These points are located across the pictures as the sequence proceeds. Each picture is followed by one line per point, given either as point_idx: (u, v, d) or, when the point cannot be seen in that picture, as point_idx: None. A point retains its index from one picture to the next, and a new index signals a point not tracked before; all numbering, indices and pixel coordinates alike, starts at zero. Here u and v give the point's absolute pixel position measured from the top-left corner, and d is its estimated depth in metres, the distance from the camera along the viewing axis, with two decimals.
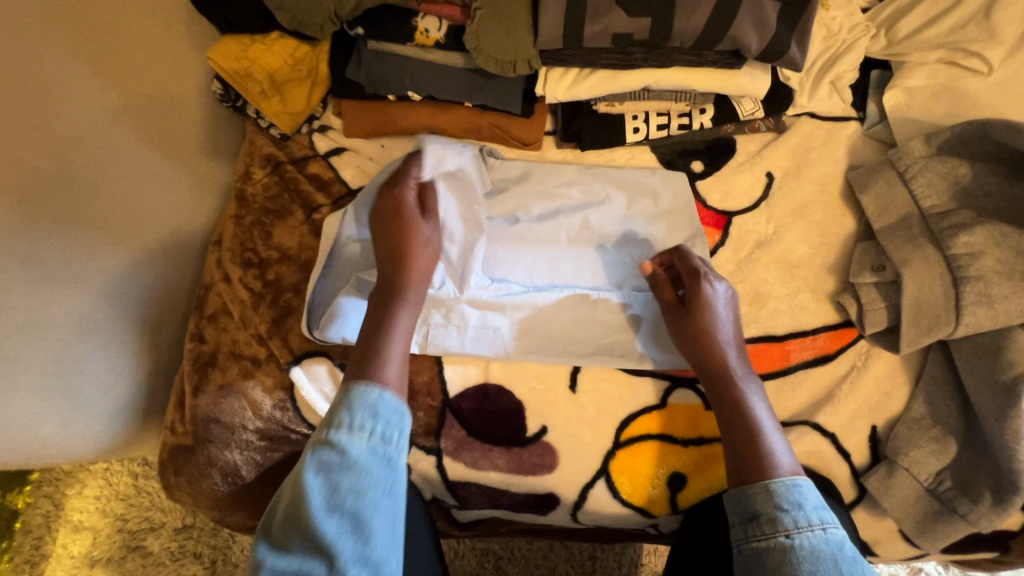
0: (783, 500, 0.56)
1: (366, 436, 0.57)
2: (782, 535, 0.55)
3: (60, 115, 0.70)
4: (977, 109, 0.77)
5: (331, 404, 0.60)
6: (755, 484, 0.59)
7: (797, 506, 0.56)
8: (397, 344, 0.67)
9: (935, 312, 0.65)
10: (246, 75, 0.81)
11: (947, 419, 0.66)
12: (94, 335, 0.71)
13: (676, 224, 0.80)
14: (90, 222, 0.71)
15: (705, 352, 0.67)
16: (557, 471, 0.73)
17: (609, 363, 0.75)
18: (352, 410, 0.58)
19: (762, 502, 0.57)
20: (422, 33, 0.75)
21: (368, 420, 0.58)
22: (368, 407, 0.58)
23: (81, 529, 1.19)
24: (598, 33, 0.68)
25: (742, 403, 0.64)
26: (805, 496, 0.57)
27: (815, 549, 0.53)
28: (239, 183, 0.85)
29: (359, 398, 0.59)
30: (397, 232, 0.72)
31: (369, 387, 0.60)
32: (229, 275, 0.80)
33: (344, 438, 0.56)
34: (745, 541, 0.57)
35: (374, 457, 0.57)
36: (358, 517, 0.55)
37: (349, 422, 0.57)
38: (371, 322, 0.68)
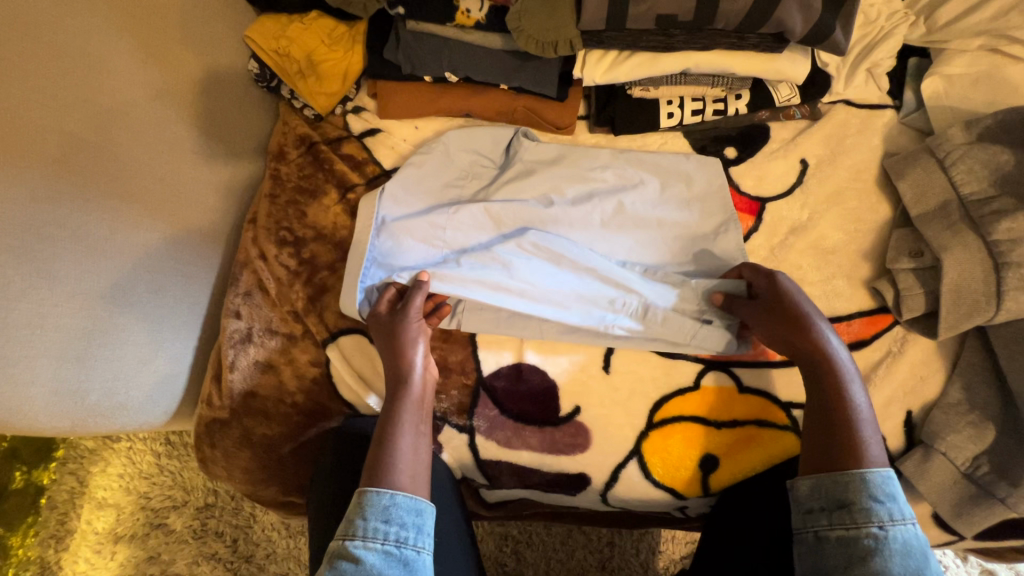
0: (877, 491, 0.57)
1: (381, 540, 0.57)
2: (875, 526, 0.55)
3: (102, 89, 0.71)
4: (1018, 97, 0.76)
5: (346, 511, 0.59)
6: (850, 471, 0.58)
7: (892, 499, 0.56)
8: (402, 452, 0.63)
9: (974, 297, 0.65)
10: (285, 54, 0.82)
11: (984, 404, 0.66)
12: (133, 308, 0.71)
13: (710, 208, 0.79)
14: (133, 194, 0.73)
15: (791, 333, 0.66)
16: (590, 451, 0.73)
17: (647, 345, 0.75)
18: (366, 517, 0.58)
19: (856, 491, 0.57)
20: (464, 12, 0.75)
21: (384, 526, 0.58)
22: (382, 512, 0.58)
23: (104, 506, 1.20)
24: (642, 14, 0.68)
25: (840, 393, 0.62)
26: (897, 489, 0.57)
27: (907, 543, 0.54)
28: (274, 163, 0.86)
29: (371, 502, 0.59)
30: (389, 342, 0.70)
31: (381, 491, 0.59)
32: (265, 253, 0.80)
33: (362, 548, 0.56)
34: (832, 527, 0.57)
35: (393, 561, 0.56)
36: None
37: (364, 530, 0.57)
38: (376, 432, 0.65)
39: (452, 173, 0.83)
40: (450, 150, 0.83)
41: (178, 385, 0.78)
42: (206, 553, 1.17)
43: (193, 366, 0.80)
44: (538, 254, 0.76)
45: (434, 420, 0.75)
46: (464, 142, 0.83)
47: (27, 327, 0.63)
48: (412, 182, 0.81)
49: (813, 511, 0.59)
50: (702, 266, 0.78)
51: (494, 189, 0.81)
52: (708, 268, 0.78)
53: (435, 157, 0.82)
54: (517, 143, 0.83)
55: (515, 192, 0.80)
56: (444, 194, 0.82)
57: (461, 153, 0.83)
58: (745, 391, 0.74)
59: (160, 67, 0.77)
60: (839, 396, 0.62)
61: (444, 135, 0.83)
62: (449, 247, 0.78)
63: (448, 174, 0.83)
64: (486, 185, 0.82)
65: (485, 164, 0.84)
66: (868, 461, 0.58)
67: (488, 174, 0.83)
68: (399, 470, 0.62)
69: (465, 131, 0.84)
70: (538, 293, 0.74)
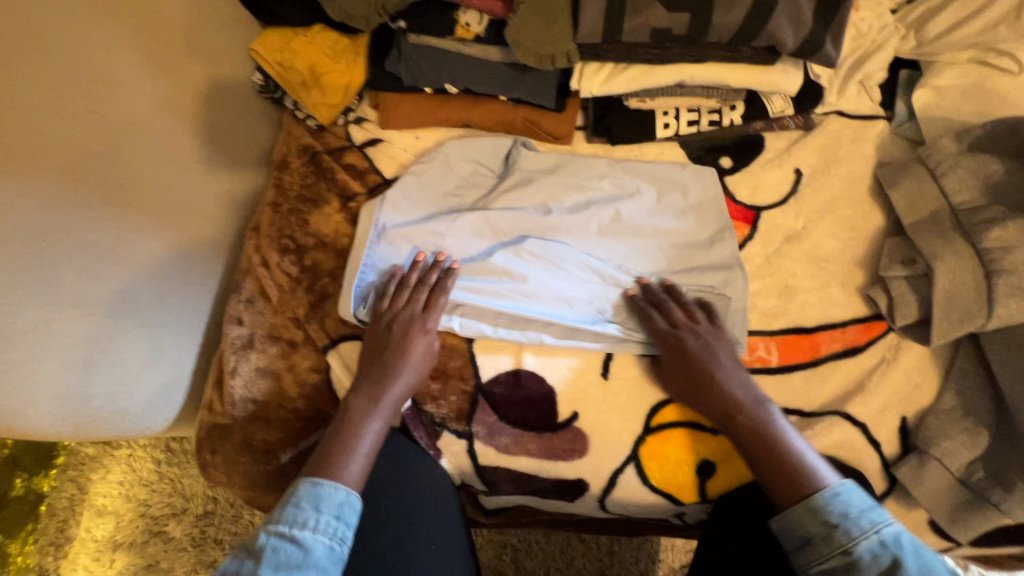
0: (830, 515, 0.57)
1: (329, 534, 0.58)
2: (841, 552, 0.56)
3: (112, 102, 0.73)
4: (1008, 108, 0.78)
5: (292, 494, 0.60)
6: (797, 506, 0.59)
7: (845, 517, 0.56)
8: (373, 428, 0.68)
9: (966, 305, 0.66)
10: (289, 66, 0.84)
11: (978, 410, 0.66)
12: (136, 313, 0.73)
13: (706, 216, 0.80)
14: (137, 203, 0.74)
15: (703, 392, 0.68)
16: (587, 457, 0.74)
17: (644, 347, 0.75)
18: (318, 509, 0.59)
19: (810, 523, 0.58)
20: (463, 26, 0.78)
21: (332, 521, 0.59)
22: (333, 507, 0.60)
23: (104, 513, 1.21)
24: (637, 27, 0.70)
25: (756, 430, 0.64)
26: (849, 503, 0.58)
27: (877, 558, 0.54)
28: (277, 172, 0.87)
29: (327, 495, 0.60)
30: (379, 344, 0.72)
31: (336, 486, 0.61)
32: (267, 260, 0.82)
33: (308, 536, 0.57)
34: (815, 566, 0.57)
35: (330, 559, 0.57)
36: None
37: (313, 521, 0.58)
38: (334, 430, 0.68)
39: (451, 181, 0.84)
40: (450, 160, 0.85)
41: (182, 390, 0.79)
42: (204, 561, 1.17)
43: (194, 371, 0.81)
44: (532, 259, 0.78)
45: (433, 426, 0.76)
46: (464, 152, 0.85)
47: (34, 332, 0.64)
48: (411, 190, 0.82)
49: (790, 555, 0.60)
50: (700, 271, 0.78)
51: (493, 197, 0.82)
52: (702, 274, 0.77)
53: (435, 167, 0.84)
54: (516, 153, 0.85)
55: (512, 199, 0.81)
56: (444, 203, 0.83)
57: (461, 162, 0.85)
58: None
59: (167, 80, 0.79)
60: (747, 428, 0.65)
61: (444, 145, 0.85)
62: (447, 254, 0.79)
63: (448, 182, 0.84)
64: (485, 194, 0.84)
65: (483, 173, 0.85)
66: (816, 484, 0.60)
67: (487, 183, 0.85)
68: (365, 438, 0.67)
69: (464, 141, 0.85)
70: (528, 296, 0.76)
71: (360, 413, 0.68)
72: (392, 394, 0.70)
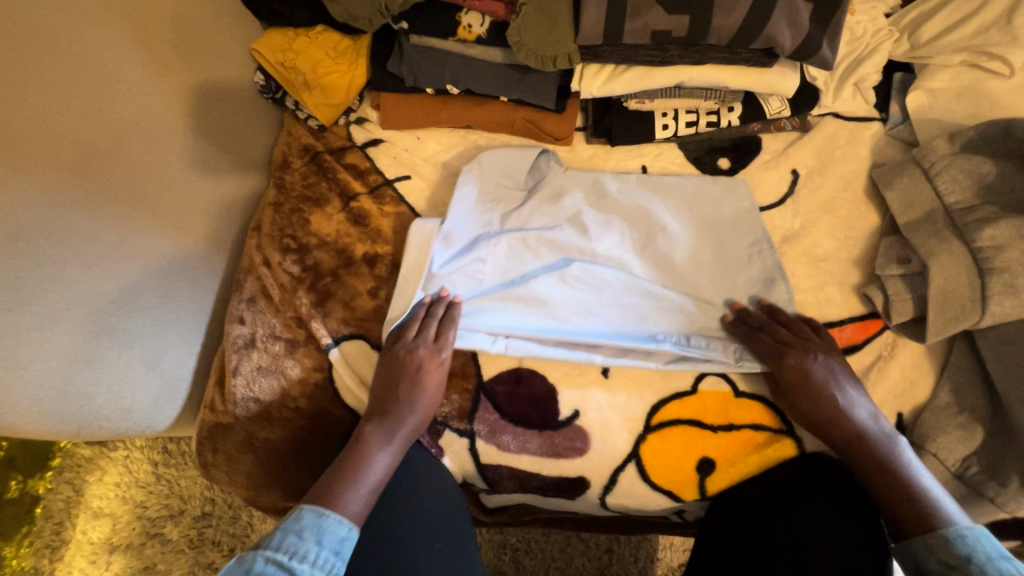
0: (951, 554, 0.58)
1: (325, 569, 0.57)
2: None
3: (115, 99, 0.73)
4: (1000, 111, 0.79)
5: (297, 521, 0.60)
6: (921, 538, 0.61)
7: (964, 561, 0.56)
8: (382, 460, 0.69)
9: (961, 302, 0.67)
10: (290, 66, 0.85)
11: (973, 406, 0.67)
12: (140, 311, 0.72)
13: (739, 231, 0.80)
14: (140, 200, 0.74)
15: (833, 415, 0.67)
16: (588, 454, 0.75)
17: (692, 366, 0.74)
18: (320, 542, 0.59)
19: (928, 559, 0.60)
20: (465, 28, 0.77)
21: (329, 555, 0.59)
22: (334, 541, 0.60)
23: (100, 515, 1.20)
24: (637, 29, 0.71)
25: (877, 459, 0.65)
26: (973, 547, 0.56)
27: None
28: (278, 172, 0.88)
29: (330, 530, 0.60)
30: (395, 374, 0.72)
31: (341, 520, 0.62)
32: (270, 260, 0.82)
33: (305, 568, 0.56)
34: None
35: None
36: None
37: (312, 554, 0.58)
38: (345, 457, 0.69)
39: (491, 199, 0.83)
40: (489, 179, 0.84)
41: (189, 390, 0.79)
42: (202, 563, 1.16)
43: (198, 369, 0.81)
44: (576, 283, 0.78)
45: (436, 425, 0.77)
46: (498, 169, 0.84)
47: (39, 329, 0.64)
48: (458, 210, 0.81)
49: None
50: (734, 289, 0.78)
51: (530, 214, 0.81)
52: (738, 289, 0.78)
53: (471, 183, 0.83)
54: (545, 165, 0.85)
55: (549, 217, 0.81)
56: (485, 224, 0.82)
57: (497, 182, 0.84)
58: (741, 396, 0.75)
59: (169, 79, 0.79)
60: (876, 456, 0.66)
61: (472, 162, 0.84)
62: (491, 278, 0.79)
63: (489, 201, 0.83)
64: (519, 207, 0.83)
65: (510, 186, 0.84)
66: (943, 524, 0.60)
67: (517, 198, 0.84)
68: (373, 471, 0.68)
69: (495, 156, 0.84)
70: (577, 321, 0.76)
71: (371, 442, 0.69)
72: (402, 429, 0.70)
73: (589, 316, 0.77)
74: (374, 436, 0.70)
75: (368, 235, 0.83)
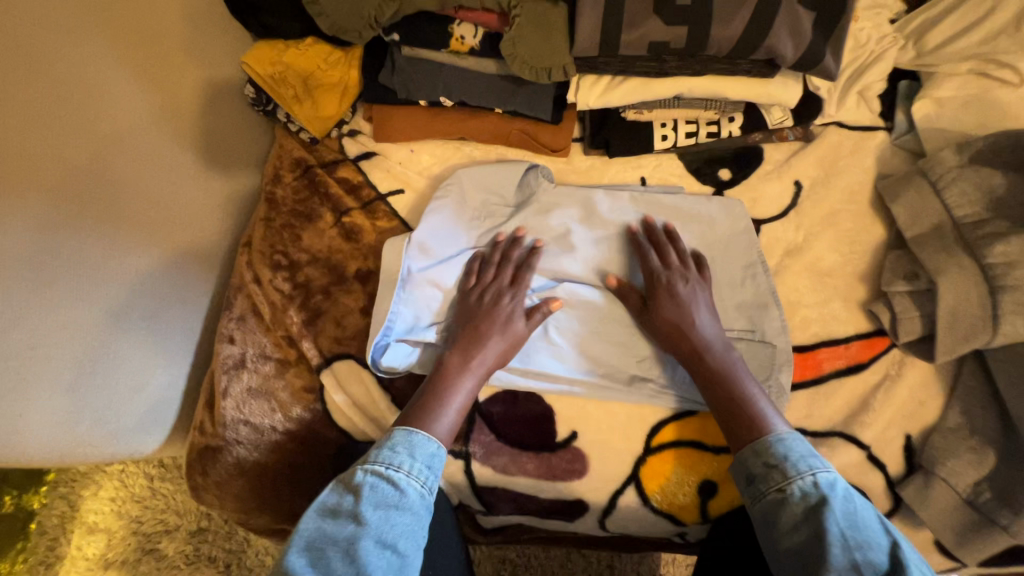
0: (772, 455, 0.60)
1: (420, 482, 0.58)
2: (779, 488, 0.57)
3: (100, 116, 0.72)
4: (1011, 119, 0.77)
5: (387, 438, 0.61)
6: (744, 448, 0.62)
7: (785, 457, 0.59)
8: (463, 389, 0.67)
9: (971, 321, 0.65)
10: (281, 79, 0.83)
11: (985, 429, 0.65)
12: (126, 334, 0.70)
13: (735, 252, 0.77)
14: (124, 220, 0.72)
15: (692, 351, 0.68)
16: (587, 477, 0.73)
17: (680, 403, 0.73)
18: (412, 454, 0.60)
19: (754, 462, 0.61)
20: (458, 39, 0.76)
21: (423, 469, 0.60)
22: (426, 456, 0.60)
23: (95, 531, 1.18)
24: (634, 40, 0.68)
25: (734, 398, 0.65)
26: (790, 448, 0.59)
27: (808, 495, 0.56)
28: (269, 186, 0.86)
29: (420, 444, 0.61)
30: (477, 311, 0.72)
31: (429, 437, 0.62)
32: (260, 277, 0.81)
33: (403, 479, 0.57)
34: (753, 503, 0.59)
35: (421, 504, 0.58)
36: (399, 557, 0.54)
37: (406, 466, 0.59)
38: (430, 384, 0.68)
39: (476, 218, 0.82)
40: (474, 196, 0.82)
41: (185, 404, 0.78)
42: None
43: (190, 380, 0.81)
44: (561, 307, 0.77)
45: None
46: (484, 187, 0.82)
47: (16, 358, 0.63)
48: (439, 230, 0.79)
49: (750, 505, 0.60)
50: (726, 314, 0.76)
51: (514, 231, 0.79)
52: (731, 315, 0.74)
53: (452, 200, 0.81)
54: (533, 182, 0.83)
55: (536, 237, 0.79)
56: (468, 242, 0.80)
57: (484, 201, 0.82)
58: None
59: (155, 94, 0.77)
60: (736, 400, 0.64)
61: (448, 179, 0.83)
62: None
63: (474, 220, 0.81)
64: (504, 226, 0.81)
65: (497, 203, 0.83)
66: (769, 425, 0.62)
67: (504, 216, 0.82)
68: (456, 397, 0.67)
69: (480, 171, 0.82)
70: (558, 348, 0.75)
71: (454, 373, 0.68)
72: (485, 356, 0.69)
73: (574, 342, 0.75)
74: (459, 367, 0.68)
75: (361, 251, 0.81)
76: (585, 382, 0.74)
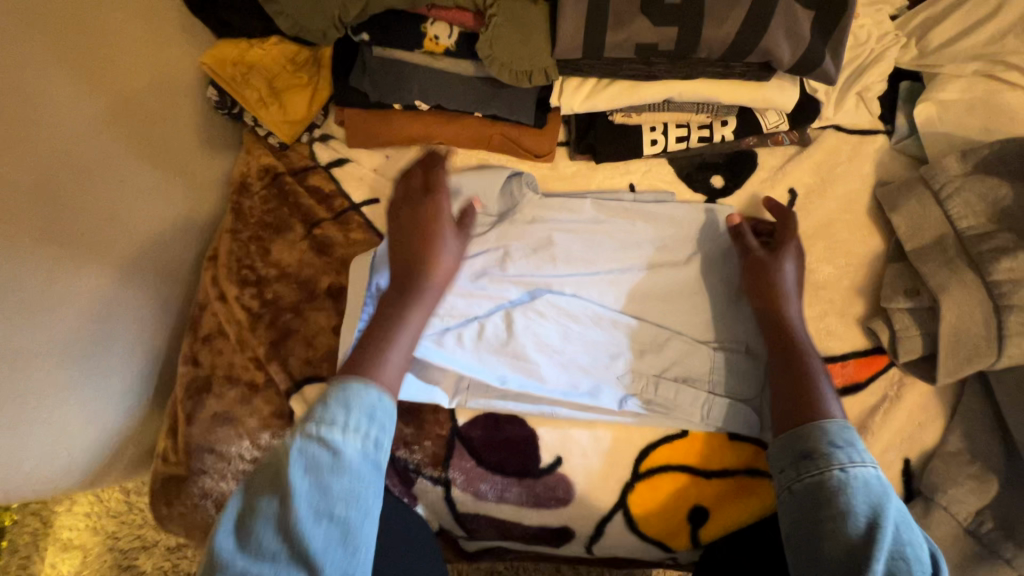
0: (836, 438, 0.57)
1: (361, 436, 0.54)
2: (838, 469, 0.55)
3: (46, 126, 0.63)
4: (1017, 125, 0.73)
5: (324, 396, 0.57)
6: (807, 425, 0.59)
7: (850, 443, 0.56)
8: (408, 330, 0.64)
9: (975, 341, 0.62)
10: (244, 81, 0.77)
11: (987, 454, 0.62)
12: (77, 364, 0.68)
13: (725, 265, 0.75)
14: (79, 241, 0.67)
15: (773, 325, 0.68)
16: (572, 505, 0.70)
17: (665, 421, 0.70)
18: (348, 410, 0.55)
19: (816, 439, 0.57)
20: (432, 39, 0.70)
21: (363, 421, 0.55)
22: (365, 408, 0.55)
23: (69, 548, 1.14)
24: (621, 42, 0.64)
25: (808, 380, 0.63)
26: (854, 438, 0.58)
27: (868, 482, 0.54)
28: (237, 196, 0.81)
29: (356, 397, 0.56)
30: (411, 244, 0.68)
31: (368, 386, 0.57)
32: (226, 294, 0.76)
33: (339, 439, 0.53)
34: (799, 478, 0.56)
35: (365, 463, 0.54)
36: (343, 527, 0.51)
37: (343, 422, 0.54)
38: (372, 328, 0.64)
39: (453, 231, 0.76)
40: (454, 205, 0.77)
41: (134, 429, 0.78)
42: None
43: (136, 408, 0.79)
44: (543, 320, 0.72)
45: (408, 473, 0.71)
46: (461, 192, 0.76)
47: None
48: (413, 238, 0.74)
49: (782, 470, 0.59)
50: (713, 329, 0.73)
51: (488, 234, 0.75)
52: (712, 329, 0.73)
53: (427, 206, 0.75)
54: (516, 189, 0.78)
55: (513, 246, 0.74)
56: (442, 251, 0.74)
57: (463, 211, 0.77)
58: (736, 439, 0.70)
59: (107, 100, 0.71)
60: (808, 380, 0.63)
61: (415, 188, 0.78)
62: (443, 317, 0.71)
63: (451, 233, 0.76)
64: (484, 234, 0.75)
65: (477, 212, 0.77)
66: (827, 413, 0.59)
67: (483, 224, 0.77)
68: (400, 339, 0.63)
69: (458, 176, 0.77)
70: (540, 362, 0.70)
71: (396, 313, 0.65)
72: (427, 290, 0.67)
73: (556, 360, 0.71)
74: (398, 308, 0.65)
75: (332, 266, 0.77)
76: (566, 402, 0.70)
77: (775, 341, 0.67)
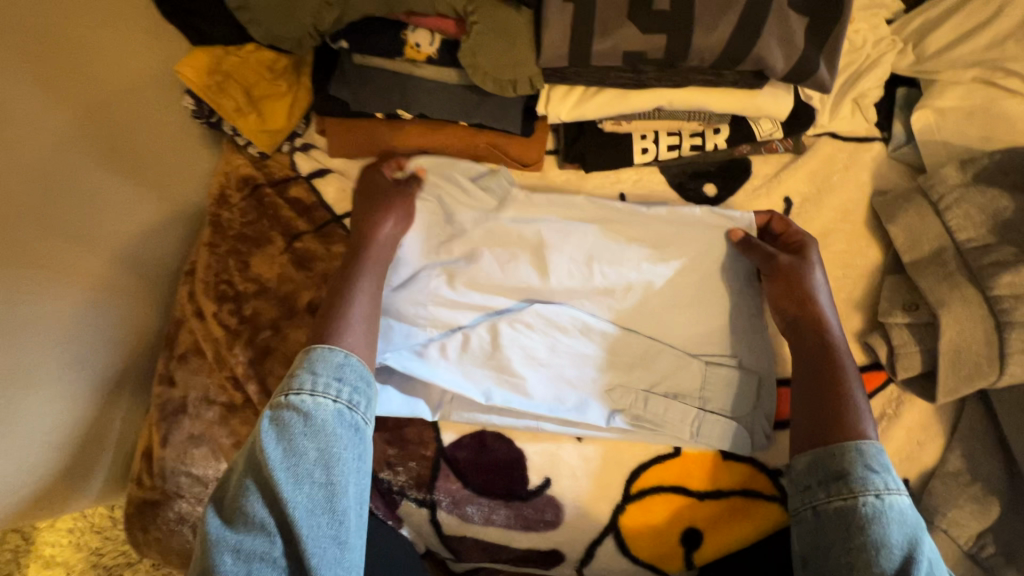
0: (873, 461, 0.55)
1: (333, 398, 0.55)
2: (872, 495, 0.53)
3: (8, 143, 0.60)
4: (1016, 133, 0.71)
5: (293, 366, 0.58)
6: (844, 443, 0.56)
7: (887, 469, 0.54)
8: (364, 288, 0.64)
9: (976, 360, 0.60)
10: (220, 90, 0.74)
11: (988, 475, 0.61)
12: (40, 385, 0.66)
13: (727, 276, 0.71)
14: (45, 261, 0.64)
15: (813, 330, 0.64)
16: (561, 528, 0.67)
17: (650, 439, 0.68)
18: (315, 372, 0.56)
19: (852, 460, 0.55)
20: (413, 47, 0.68)
21: (333, 384, 0.56)
22: (332, 369, 0.56)
23: (52, 566, 1.04)
24: (608, 50, 0.61)
25: (843, 394, 0.59)
26: (887, 461, 0.55)
27: (901, 512, 0.53)
28: (214, 208, 0.78)
29: (323, 359, 0.57)
30: (362, 216, 0.69)
31: (333, 348, 0.58)
32: (202, 310, 0.74)
33: (311, 404, 0.54)
34: (828, 498, 0.55)
35: (341, 424, 0.55)
36: (327, 488, 0.52)
37: (311, 385, 0.55)
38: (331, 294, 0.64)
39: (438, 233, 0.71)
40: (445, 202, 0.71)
41: (100, 448, 0.76)
42: None
43: (108, 428, 0.76)
44: (529, 332, 0.69)
45: (392, 495, 0.69)
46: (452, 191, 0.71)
47: None
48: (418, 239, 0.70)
49: (808, 486, 0.57)
50: (706, 343, 0.70)
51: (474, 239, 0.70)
52: (706, 344, 0.70)
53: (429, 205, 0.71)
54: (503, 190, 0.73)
55: (500, 253, 0.70)
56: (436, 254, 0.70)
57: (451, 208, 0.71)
58: (729, 458, 0.68)
59: None
60: (842, 393, 0.59)
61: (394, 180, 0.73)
62: (430, 327, 0.68)
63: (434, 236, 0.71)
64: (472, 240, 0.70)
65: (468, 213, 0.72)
66: (862, 432, 0.57)
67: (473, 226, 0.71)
68: (358, 300, 0.63)
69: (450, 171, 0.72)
70: (527, 376, 0.68)
71: (350, 278, 0.65)
72: (378, 252, 0.67)
73: (541, 374, 0.68)
74: (354, 273, 0.65)
75: (313, 281, 0.74)
76: (553, 417, 0.68)
77: (807, 351, 0.64)
